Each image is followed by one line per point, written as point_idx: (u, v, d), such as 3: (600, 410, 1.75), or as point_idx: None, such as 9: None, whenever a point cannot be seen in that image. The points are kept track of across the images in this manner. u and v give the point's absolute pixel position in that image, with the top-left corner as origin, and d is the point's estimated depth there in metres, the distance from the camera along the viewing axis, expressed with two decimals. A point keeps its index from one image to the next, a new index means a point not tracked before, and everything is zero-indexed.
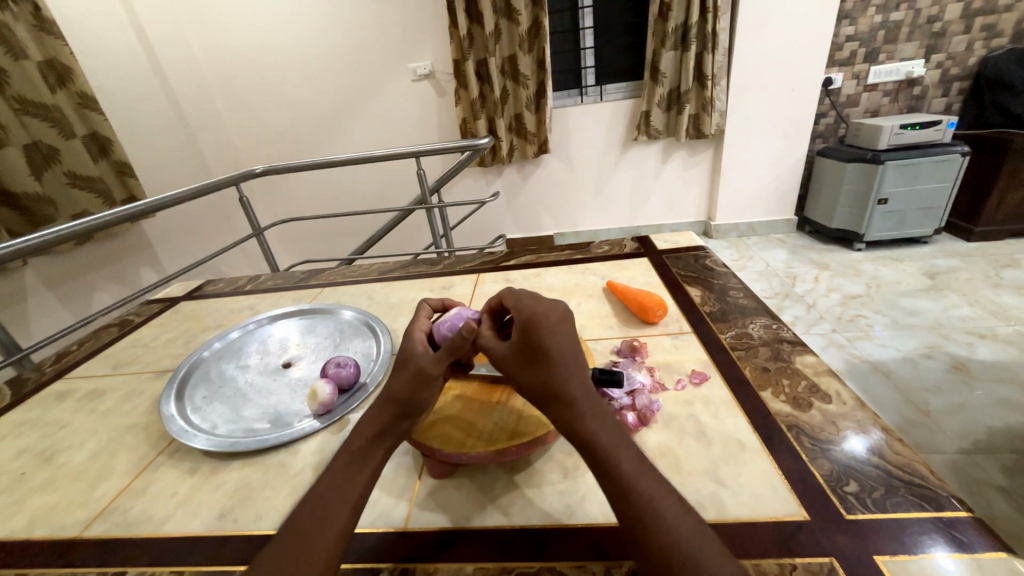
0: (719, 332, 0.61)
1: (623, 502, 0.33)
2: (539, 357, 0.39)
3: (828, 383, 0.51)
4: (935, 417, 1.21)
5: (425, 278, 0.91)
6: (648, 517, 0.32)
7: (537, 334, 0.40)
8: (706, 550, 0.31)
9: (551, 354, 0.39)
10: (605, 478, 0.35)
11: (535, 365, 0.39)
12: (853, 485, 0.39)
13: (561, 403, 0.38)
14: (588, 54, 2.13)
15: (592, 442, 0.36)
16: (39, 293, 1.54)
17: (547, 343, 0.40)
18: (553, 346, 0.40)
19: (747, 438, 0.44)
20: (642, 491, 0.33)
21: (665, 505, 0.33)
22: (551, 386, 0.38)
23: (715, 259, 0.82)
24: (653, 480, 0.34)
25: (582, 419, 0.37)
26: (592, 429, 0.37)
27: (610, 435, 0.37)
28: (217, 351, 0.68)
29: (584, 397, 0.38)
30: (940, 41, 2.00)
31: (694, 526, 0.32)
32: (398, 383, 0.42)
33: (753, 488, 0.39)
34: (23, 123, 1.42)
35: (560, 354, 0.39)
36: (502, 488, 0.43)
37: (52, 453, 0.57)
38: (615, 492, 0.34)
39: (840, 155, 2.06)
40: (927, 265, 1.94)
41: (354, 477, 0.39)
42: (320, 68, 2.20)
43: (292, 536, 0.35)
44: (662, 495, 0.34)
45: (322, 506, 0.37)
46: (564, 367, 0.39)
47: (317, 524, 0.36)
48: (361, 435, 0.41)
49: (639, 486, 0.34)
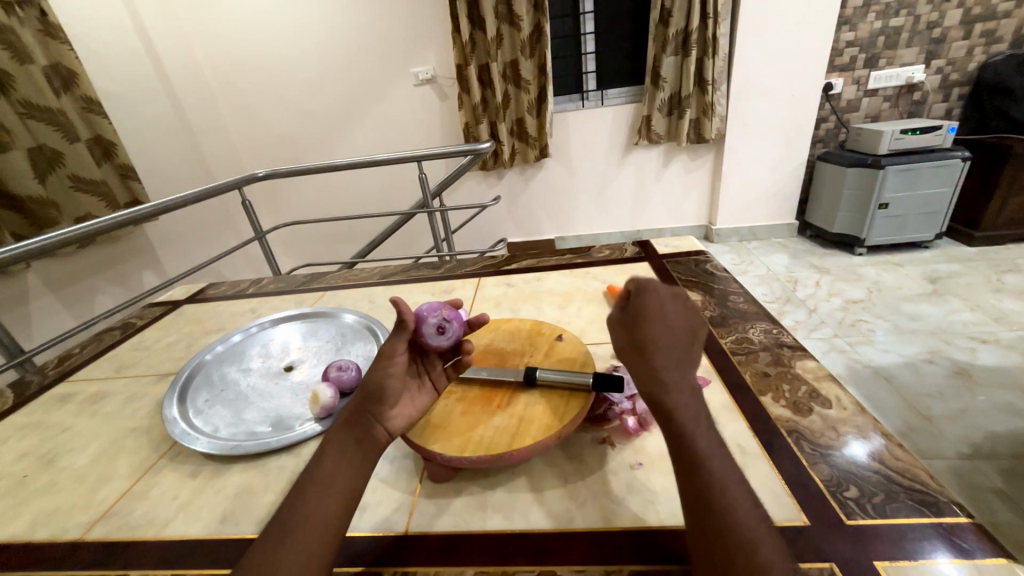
0: (720, 336, 0.61)
1: (694, 480, 0.34)
2: (640, 321, 0.40)
3: (828, 389, 0.51)
4: (936, 422, 1.20)
5: (425, 281, 0.91)
6: (714, 493, 0.33)
7: (646, 303, 0.40)
8: (765, 535, 0.31)
9: (655, 326, 0.39)
10: (680, 452, 0.35)
11: (627, 327, 0.41)
12: (853, 490, 0.39)
13: (646, 364, 0.38)
14: (589, 59, 2.15)
15: (673, 414, 0.36)
16: (41, 296, 1.54)
17: (651, 314, 0.40)
18: (657, 320, 0.40)
19: (748, 442, 0.44)
20: (712, 470, 0.34)
21: (734, 487, 0.33)
22: (641, 346, 0.39)
23: (716, 263, 0.82)
24: (726, 463, 0.35)
25: (673, 390, 0.37)
26: (680, 402, 0.36)
27: (694, 411, 0.36)
28: (219, 355, 0.68)
29: (675, 370, 0.38)
30: (940, 47, 2.01)
31: (756, 512, 0.32)
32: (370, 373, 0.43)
33: (753, 493, 0.39)
34: (30, 127, 1.44)
35: (669, 330, 0.39)
36: (503, 493, 0.43)
37: (54, 456, 0.57)
38: (687, 466, 0.34)
39: (841, 160, 2.06)
40: (928, 270, 1.94)
41: (336, 473, 0.39)
42: (322, 73, 2.21)
43: (280, 533, 0.35)
44: (731, 479, 0.34)
45: (306, 501, 0.37)
46: (662, 340, 0.39)
47: (301, 521, 0.36)
48: (342, 431, 0.41)
49: (712, 465, 0.34)
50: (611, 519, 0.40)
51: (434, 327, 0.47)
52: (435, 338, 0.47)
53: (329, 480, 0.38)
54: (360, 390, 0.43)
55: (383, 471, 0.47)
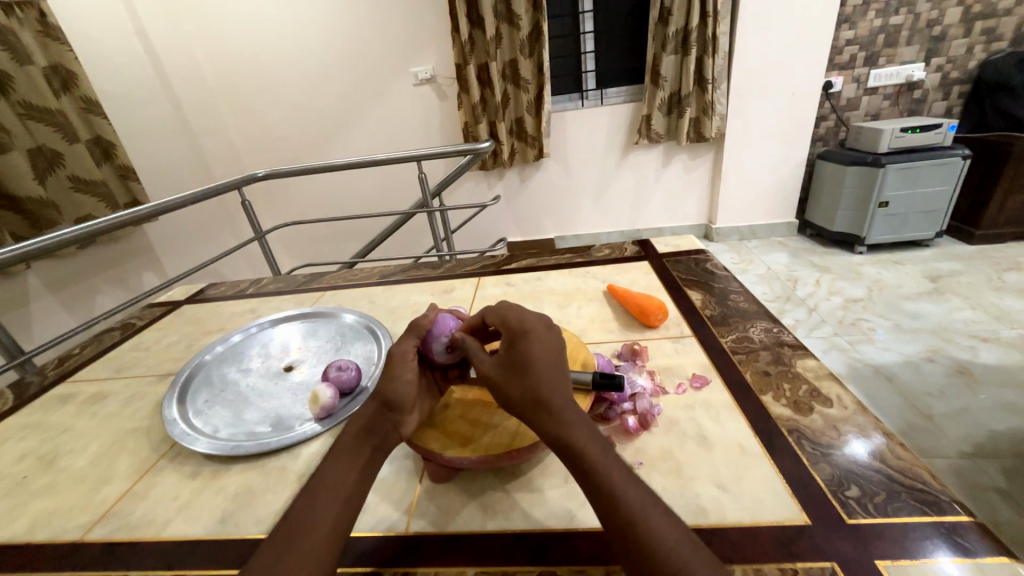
0: (720, 335, 0.61)
1: (613, 510, 0.33)
2: (526, 370, 0.40)
3: (829, 387, 0.51)
4: (937, 421, 1.20)
5: (425, 281, 0.91)
6: (638, 526, 0.32)
7: (529, 344, 0.41)
8: (696, 560, 0.31)
9: (540, 365, 0.40)
10: (595, 489, 0.34)
11: (520, 375, 0.40)
12: (854, 489, 0.39)
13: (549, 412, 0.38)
14: (589, 57, 2.14)
15: (578, 451, 0.36)
16: (41, 297, 1.54)
17: (536, 354, 0.40)
18: (542, 359, 0.40)
19: (748, 441, 0.44)
20: (630, 499, 0.33)
21: (655, 514, 0.33)
22: (540, 396, 0.38)
23: (716, 262, 0.82)
24: (640, 490, 0.34)
25: (569, 429, 0.37)
26: (578, 437, 0.36)
27: (596, 443, 0.36)
28: (219, 355, 0.68)
29: (570, 410, 0.38)
30: (940, 45, 2.00)
31: (684, 536, 0.32)
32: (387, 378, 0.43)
33: (753, 493, 0.39)
34: (29, 128, 1.44)
35: (556, 367, 0.40)
36: (502, 493, 0.43)
37: (53, 457, 0.57)
38: (605, 501, 0.34)
39: (842, 159, 2.06)
40: (929, 269, 1.94)
41: (346, 479, 0.39)
42: (322, 74, 2.21)
43: (286, 534, 0.35)
44: (651, 505, 0.34)
45: (314, 504, 0.37)
46: (548, 379, 0.39)
47: (309, 522, 0.35)
48: (354, 436, 0.42)
49: (628, 497, 0.33)
50: None
51: (441, 346, 0.47)
52: (442, 356, 0.47)
53: (339, 485, 0.38)
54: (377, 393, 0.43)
55: (383, 471, 0.47)
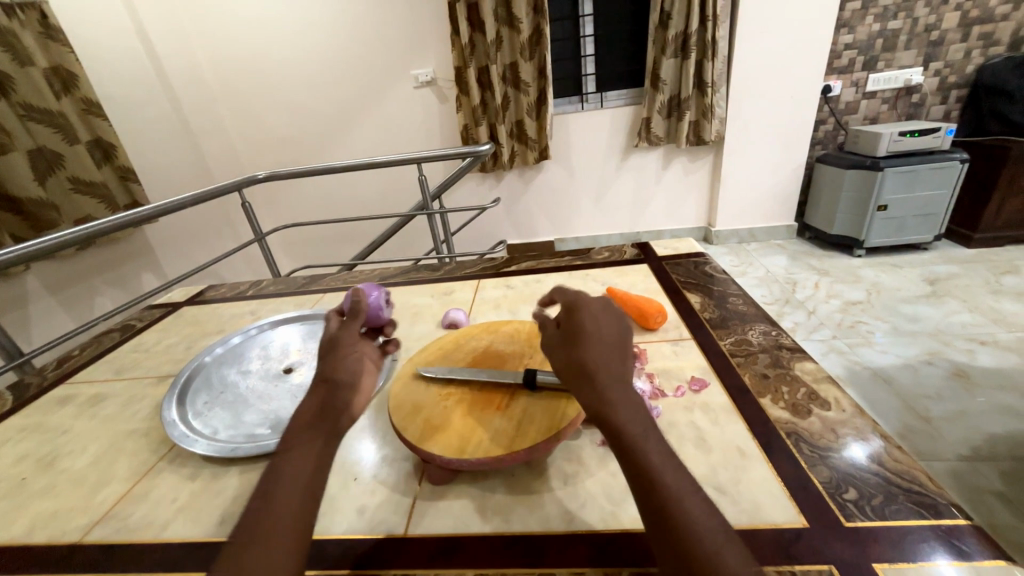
0: (719, 338, 0.61)
1: (649, 492, 0.32)
2: (579, 341, 0.40)
3: (827, 390, 0.51)
4: (935, 424, 1.21)
5: (425, 283, 0.92)
6: (672, 508, 0.31)
7: (580, 316, 0.43)
8: (729, 548, 0.29)
9: (592, 337, 0.40)
10: (633, 466, 0.34)
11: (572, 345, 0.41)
12: (852, 492, 0.39)
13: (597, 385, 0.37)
14: (589, 61, 2.15)
15: (619, 427, 0.35)
16: (40, 298, 1.54)
17: (588, 326, 0.41)
18: (596, 332, 0.41)
19: (746, 444, 0.45)
20: (667, 482, 0.32)
21: (691, 497, 0.32)
22: (587, 367, 0.38)
23: (715, 265, 0.82)
24: (679, 473, 0.33)
25: (614, 404, 0.36)
26: (622, 413, 0.36)
27: (640, 423, 0.35)
28: (219, 357, 0.68)
29: (616, 384, 0.37)
30: (937, 49, 2.02)
31: (717, 523, 0.31)
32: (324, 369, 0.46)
33: (752, 495, 0.39)
34: (30, 129, 1.44)
35: (609, 343, 0.40)
36: (502, 495, 0.43)
37: (52, 459, 0.57)
38: (642, 479, 0.33)
39: (840, 162, 2.07)
40: (927, 272, 1.95)
41: (306, 465, 0.38)
42: (322, 76, 2.22)
43: (247, 532, 0.33)
44: (690, 490, 0.32)
45: (272, 497, 0.36)
46: (600, 353, 0.39)
47: (270, 514, 0.35)
48: (310, 424, 0.41)
49: (665, 478, 0.33)
50: (611, 521, 0.40)
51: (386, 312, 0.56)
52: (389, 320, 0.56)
53: (301, 474, 0.37)
54: (322, 384, 0.45)
55: (383, 473, 0.47)
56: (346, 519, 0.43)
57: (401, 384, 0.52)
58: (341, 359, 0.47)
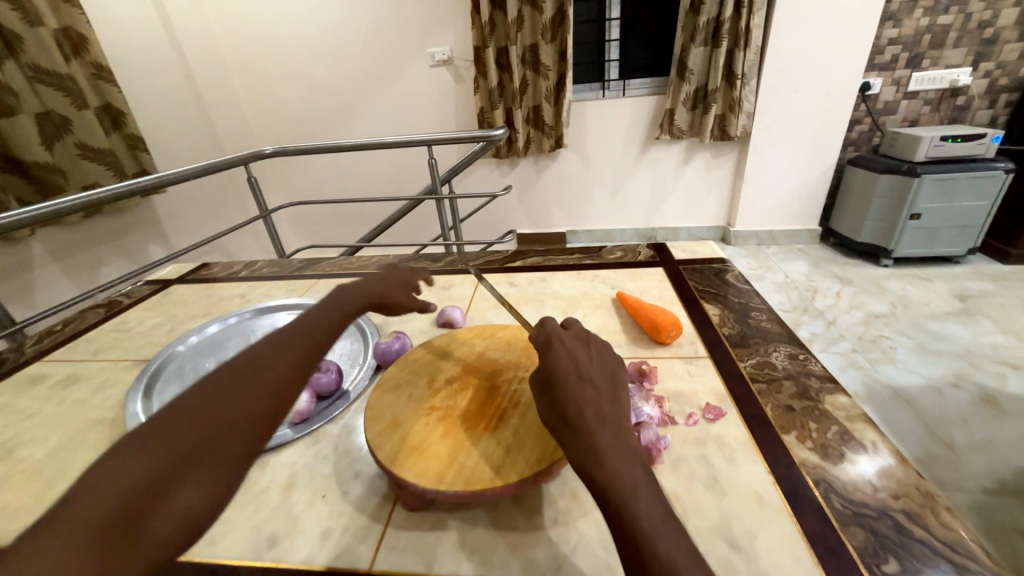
0: (738, 359, 0.55)
1: (642, 566, 0.27)
2: (555, 380, 0.36)
3: (862, 431, 0.44)
4: (958, 451, 1.13)
5: (423, 275, 0.86)
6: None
7: (551, 351, 0.38)
8: None
9: (566, 376, 0.36)
10: (622, 533, 0.28)
11: (547, 387, 0.36)
12: (892, 563, 0.33)
13: (582, 428, 0.33)
14: (613, 46, 2.05)
15: (608, 482, 0.30)
16: (45, 265, 1.53)
17: (559, 360, 0.37)
18: (570, 367, 0.37)
19: (767, 491, 0.39)
20: (663, 552, 0.27)
21: (691, 564, 0.26)
22: (567, 410, 0.34)
23: (736, 273, 0.75)
24: (678, 540, 0.27)
25: (601, 459, 0.31)
26: (610, 466, 0.30)
27: (632, 478, 0.30)
28: (195, 346, 0.64)
29: (603, 432, 0.32)
30: (990, 48, 1.87)
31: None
32: (400, 291, 0.53)
33: (772, 557, 0.34)
34: (38, 92, 1.41)
35: (593, 377, 0.36)
36: (483, 530, 0.38)
37: (12, 446, 0.53)
38: (634, 551, 0.27)
39: (874, 165, 1.95)
40: (958, 287, 1.84)
41: (313, 335, 0.39)
42: (337, 50, 2.15)
43: (240, 372, 0.33)
44: (692, 561, 0.27)
45: (266, 358, 0.35)
46: (580, 392, 0.35)
47: (260, 370, 0.34)
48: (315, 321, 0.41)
49: (662, 550, 0.27)
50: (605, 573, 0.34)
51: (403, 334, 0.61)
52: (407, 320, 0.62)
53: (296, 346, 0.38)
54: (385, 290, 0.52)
55: (354, 492, 0.43)
56: (308, 542, 0.39)
57: (381, 394, 0.46)
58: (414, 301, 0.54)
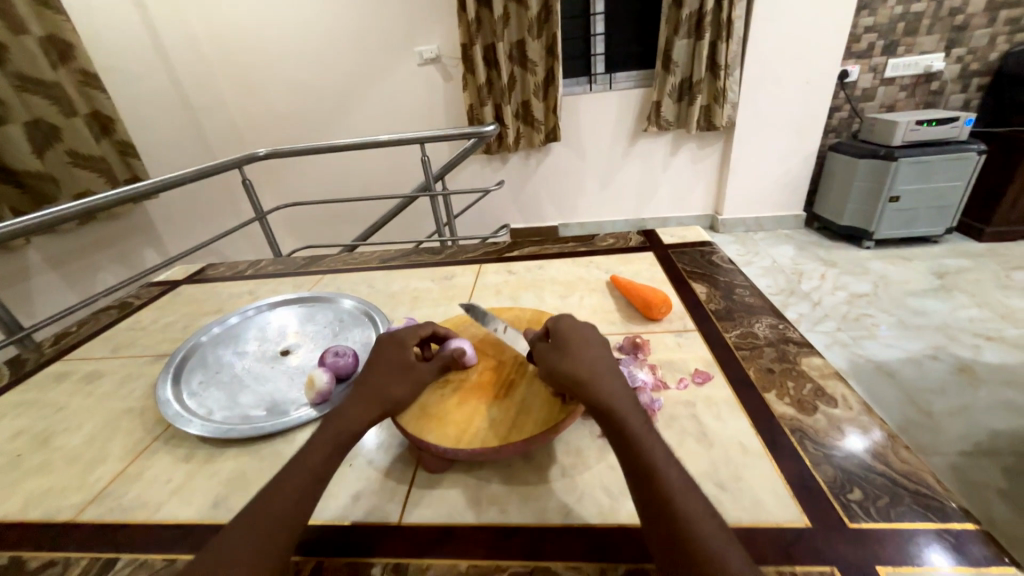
0: (724, 330, 0.60)
1: (650, 489, 0.32)
2: (566, 347, 0.42)
3: (834, 386, 0.49)
4: (937, 418, 1.20)
5: (426, 267, 0.90)
6: (677, 513, 0.30)
7: (563, 324, 0.45)
8: (730, 546, 0.29)
9: (576, 344, 0.42)
10: (633, 464, 0.33)
11: (559, 351, 0.42)
12: (857, 492, 0.38)
13: (592, 382, 0.38)
14: (598, 40, 2.09)
15: (620, 428, 0.35)
16: (43, 272, 1.54)
17: (568, 331, 0.43)
18: (577, 335, 0.43)
19: (749, 440, 0.44)
20: (667, 479, 0.32)
21: (689, 491, 0.32)
22: (579, 366, 0.39)
23: (721, 255, 0.80)
24: (677, 470, 0.33)
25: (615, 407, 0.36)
26: (620, 414, 0.36)
27: (641, 424, 0.35)
28: (216, 337, 0.67)
29: (610, 385, 0.38)
30: (961, 34, 1.94)
31: (718, 527, 0.30)
32: (392, 382, 0.44)
33: (754, 493, 0.39)
34: (26, 101, 1.42)
35: (598, 345, 0.42)
36: (499, 486, 0.43)
37: (48, 436, 0.57)
38: (643, 479, 0.33)
39: (854, 151, 2.01)
40: (937, 265, 1.92)
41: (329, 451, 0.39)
42: (325, 51, 2.17)
43: (260, 508, 0.34)
44: (688, 486, 0.32)
45: (285, 485, 0.36)
46: (588, 354, 0.41)
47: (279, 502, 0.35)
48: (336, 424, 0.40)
49: (669, 480, 0.32)
50: (608, 513, 0.39)
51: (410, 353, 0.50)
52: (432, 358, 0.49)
53: (297, 480, 0.36)
54: (374, 392, 0.43)
55: (378, 459, 0.47)
56: (340, 504, 0.43)
57: None
58: (413, 383, 0.45)
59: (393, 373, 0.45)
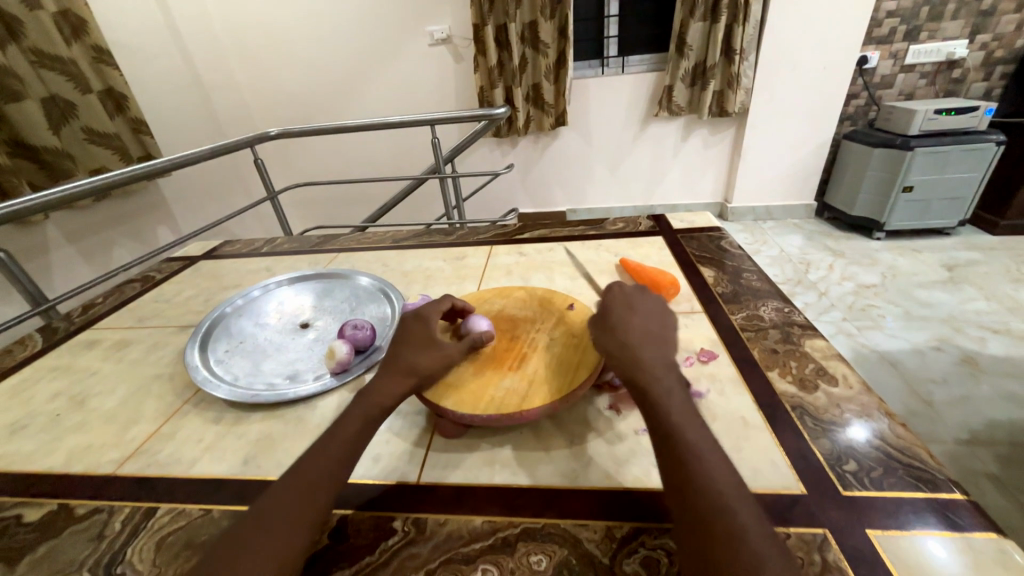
0: (730, 312, 0.61)
1: (669, 445, 0.34)
2: (610, 317, 0.44)
3: (836, 367, 0.51)
4: (937, 408, 1.21)
5: (438, 247, 0.92)
6: (688, 467, 0.32)
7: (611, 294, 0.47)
8: (741, 504, 0.30)
9: (620, 313, 0.44)
10: (656, 421, 0.35)
11: (603, 321, 0.44)
12: (852, 464, 0.40)
13: (633, 347, 0.40)
14: (612, 22, 2.05)
15: (649, 389, 0.37)
16: (60, 247, 1.58)
17: (614, 301, 0.46)
18: (623, 304, 0.45)
19: (751, 414, 0.46)
20: (690, 439, 0.34)
21: (711, 452, 0.33)
22: (620, 333, 0.42)
23: (731, 240, 0.81)
24: (701, 432, 0.34)
25: (648, 372, 0.38)
26: (654, 378, 0.37)
27: (670, 385, 0.37)
28: (238, 308, 0.70)
29: (646, 349, 0.40)
30: (987, 20, 1.88)
31: (736, 486, 0.31)
32: (417, 354, 0.46)
33: (753, 462, 0.41)
34: (42, 76, 1.43)
35: (642, 314, 0.44)
36: (510, 451, 0.45)
37: (84, 398, 0.60)
38: (664, 433, 0.34)
39: (869, 139, 1.98)
40: (946, 257, 1.91)
41: (355, 424, 0.40)
42: (335, 30, 2.15)
43: (293, 479, 0.36)
44: (711, 447, 0.34)
45: (315, 459, 0.38)
46: (631, 322, 0.43)
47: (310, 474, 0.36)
48: (367, 397, 0.42)
49: (688, 436, 0.34)
50: (614, 479, 0.41)
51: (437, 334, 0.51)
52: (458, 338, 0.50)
53: (330, 451, 0.38)
54: (399, 364, 0.45)
55: (396, 424, 0.50)
56: (362, 465, 0.45)
57: None
58: (437, 356, 0.46)
59: (417, 347, 0.47)
